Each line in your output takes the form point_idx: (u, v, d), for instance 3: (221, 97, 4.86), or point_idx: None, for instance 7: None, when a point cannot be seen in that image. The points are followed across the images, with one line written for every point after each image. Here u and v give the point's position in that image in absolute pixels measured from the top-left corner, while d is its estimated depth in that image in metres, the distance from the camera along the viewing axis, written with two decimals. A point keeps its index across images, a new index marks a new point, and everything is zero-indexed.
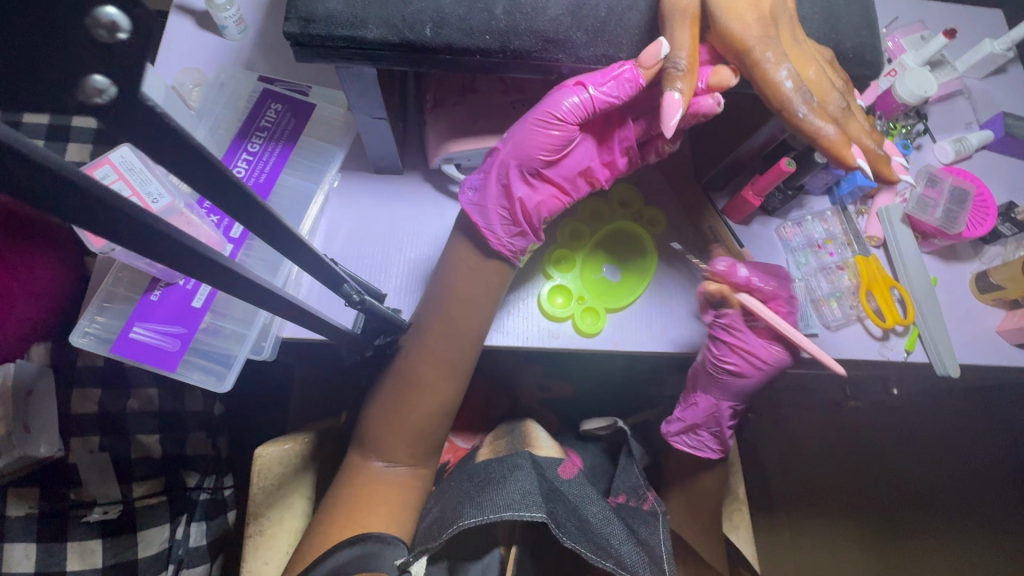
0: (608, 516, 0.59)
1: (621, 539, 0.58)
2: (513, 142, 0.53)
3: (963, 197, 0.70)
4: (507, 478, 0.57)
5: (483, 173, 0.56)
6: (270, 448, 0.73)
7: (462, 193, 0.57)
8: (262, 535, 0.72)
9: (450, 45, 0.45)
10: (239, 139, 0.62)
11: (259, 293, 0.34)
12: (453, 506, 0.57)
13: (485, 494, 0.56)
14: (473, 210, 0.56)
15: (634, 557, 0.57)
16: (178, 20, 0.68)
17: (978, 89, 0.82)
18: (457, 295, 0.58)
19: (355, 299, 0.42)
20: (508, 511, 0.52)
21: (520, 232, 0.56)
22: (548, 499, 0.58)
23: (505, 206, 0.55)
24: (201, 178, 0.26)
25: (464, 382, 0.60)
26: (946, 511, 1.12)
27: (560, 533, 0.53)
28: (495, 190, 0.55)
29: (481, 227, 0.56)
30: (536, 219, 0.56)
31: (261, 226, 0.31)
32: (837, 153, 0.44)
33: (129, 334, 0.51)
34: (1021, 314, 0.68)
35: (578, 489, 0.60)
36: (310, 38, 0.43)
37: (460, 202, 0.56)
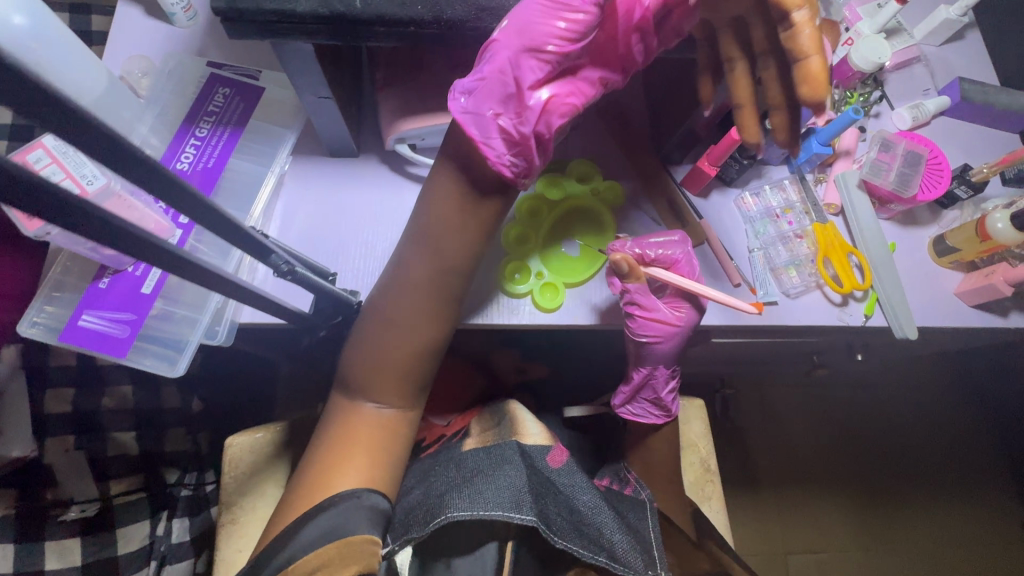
0: (598, 505, 0.61)
1: (613, 528, 0.60)
2: (514, 33, 0.45)
3: (917, 160, 0.70)
4: (496, 472, 0.57)
5: (478, 74, 0.46)
6: (241, 437, 0.74)
7: (452, 98, 0.46)
8: (234, 523, 0.73)
9: (381, 15, 0.44)
10: (187, 125, 0.62)
11: (186, 266, 0.34)
12: (438, 494, 0.57)
13: (474, 485, 0.56)
14: (467, 119, 0.46)
15: (624, 544, 0.59)
16: (126, 9, 0.67)
17: (935, 55, 0.83)
18: (434, 241, 0.53)
19: (286, 270, 0.41)
20: (497, 510, 0.52)
21: (523, 148, 0.48)
22: (539, 494, 0.57)
23: (506, 115, 0.47)
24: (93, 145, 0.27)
25: (443, 348, 0.58)
26: (918, 475, 1.15)
27: (551, 534, 0.53)
28: (494, 92, 0.46)
29: (480, 139, 0.46)
30: (542, 132, 0.48)
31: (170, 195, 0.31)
32: (817, 83, 0.44)
33: (78, 322, 0.51)
34: (976, 275, 0.69)
35: (570, 478, 0.62)
36: (237, 13, 0.43)
37: (451, 109, 0.45)
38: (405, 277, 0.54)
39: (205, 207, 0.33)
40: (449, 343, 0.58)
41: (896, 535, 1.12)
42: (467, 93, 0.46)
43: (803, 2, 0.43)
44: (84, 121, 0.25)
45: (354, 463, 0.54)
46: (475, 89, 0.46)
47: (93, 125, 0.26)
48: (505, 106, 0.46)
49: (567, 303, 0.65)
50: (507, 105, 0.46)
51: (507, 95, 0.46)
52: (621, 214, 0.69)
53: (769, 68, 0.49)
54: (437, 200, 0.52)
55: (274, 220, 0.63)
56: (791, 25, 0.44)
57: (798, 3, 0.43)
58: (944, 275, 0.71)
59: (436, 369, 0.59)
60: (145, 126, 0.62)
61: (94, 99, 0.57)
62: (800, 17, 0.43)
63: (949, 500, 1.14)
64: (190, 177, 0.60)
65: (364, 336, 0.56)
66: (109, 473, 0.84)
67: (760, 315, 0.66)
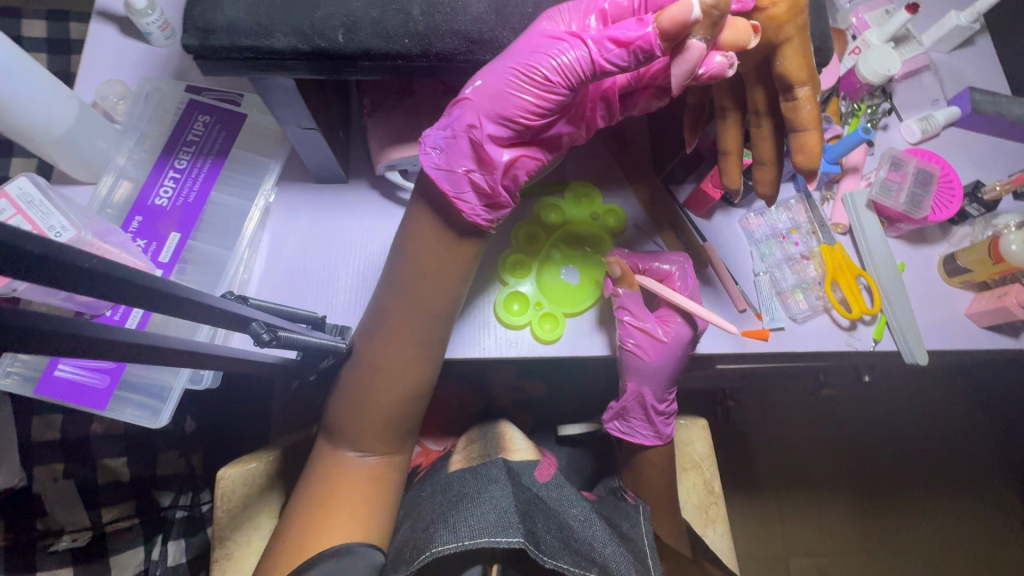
0: (589, 517, 0.59)
1: (604, 540, 0.57)
2: (489, 95, 0.42)
3: (928, 179, 0.68)
4: (481, 494, 0.55)
5: (450, 129, 0.44)
6: (232, 469, 0.72)
7: (423, 152, 0.45)
8: (228, 558, 0.71)
9: (366, 51, 0.41)
10: (165, 156, 0.59)
11: (142, 355, 0.31)
12: (425, 528, 0.54)
13: (457, 512, 0.53)
14: (439, 176, 0.45)
15: (619, 560, 0.56)
16: (98, 28, 0.63)
17: (944, 63, 0.80)
18: (417, 287, 0.52)
19: (267, 337, 0.37)
20: (485, 536, 0.49)
21: (496, 202, 0.47)
22: (526, 513, 0.54)
23: (479, 172, 0.46)
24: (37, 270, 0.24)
25: (430, 383, 0.56)
26: (925, 483, 1.13)
27: (540, 554, 0.49)
28: (467, 150, 0.45)
29: (451, 198, 0.45)
30: (516, 187, 0.47)
31: (131, 297, 0.28)
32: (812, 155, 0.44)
33: (54, 371, 0.49)
34: (989, 296, 0.67)
35: (558, 491, 0.60)
36: (211, 50, 0.40)
37: (423, 167, 0.45)
38: (396, 306, 0.53)
39: (172, 297, 0.30)
40: (432, 386, 0.56)
41: (901, 540, 1.10)
42: (439, 149, 0.45)
43: (808, 79, 0.43)
44: (20, 249, 0.22)
45: (335, 521, 0.52)
46: (447, 146, 0.45)
47: (33, 252, 0.23)
48: (478, 162, 0.45)
49: (566, 334, 0.63)
50: (480, 162, 0.45)
51: (480, 154, 0.45)
52: (622, 238, 0.67)
53: (762, 127, 0.47)
54: (423, 241, 0.51)
55: (261, 254, 0.60)
56: (792, 98, 0.43)
57: (801, 80, 0.42)
58: (954, 295, 0.69)
59: (422, 413, 0.58)
60: (122, 156, 0.60)
61: (68, 128, 0.54)
62: (802, 92, 0.43)
63: (957, 509, 1.12)
64: (170, 213, 0.58)
65: (359, 369, 0.54)
66: (100, 502, 0.81)
67: (764, 341, 0.64)
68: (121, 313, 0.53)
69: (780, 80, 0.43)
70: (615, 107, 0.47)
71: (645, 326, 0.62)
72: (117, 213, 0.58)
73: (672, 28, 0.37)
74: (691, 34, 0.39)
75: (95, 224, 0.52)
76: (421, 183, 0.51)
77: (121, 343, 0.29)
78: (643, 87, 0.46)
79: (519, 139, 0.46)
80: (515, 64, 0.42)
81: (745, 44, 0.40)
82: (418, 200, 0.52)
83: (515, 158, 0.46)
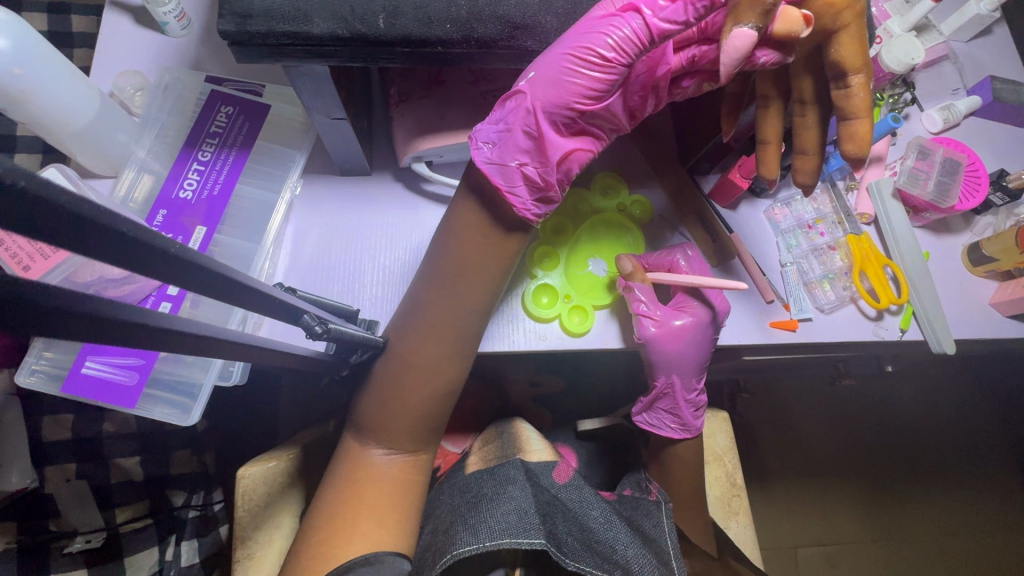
0: (609, 518, 0.57)
1: (627, 542, 0.55)
2: (544, 83, 0.43)
3: (955, 168, 0.68)
4: (500, 495, 0.54)
5: (503, 123, 0.46)
6: (253, 468, 0.69)
7: (476, 147, 0.47)
8: (250, 559, 0.69)
9: (406, 36, 0.41)
10: (188, 148, 0.58)
11: (206, 346, 0.31)
12: (446, 528, 0.53)
13: (478, 514, 0.52)
14: (492, 170, 0.46)
15: (641, 561, 0.54)
16: (113, 18, 0.62)
17: (964, 52, 0.79)
18: (451, 283, 0.51)
19: (319, 330, 0.37)
20: (506, 538, 0.48)
21: (548, 193, 0.48)
22: (546, 514, 0.53)
23: (533, 163, 0.46)
24: (128, 260, 0.23)
25: (462, 376, 0.55)
26: (937, 473, 1.14)
27: (563, 556, 0.49)
28: (519, 143, 0.46)
29: (505, 191, 0.46)
30: (568, 177, 0.48)
31: (207, 285, 0.28)
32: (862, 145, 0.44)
33: (82, 368, 0.48)
34: (1014, 284, 0.67)
35: (579, 492, 0.58)
36: (248, 36, 0.39)
37: (476, 161, 0.46)
38: (432, 298, 0.52)
39: (241, 287, 0.30)
40: (462, 383, 0.56)
41: (911, 528, 1.10)
42: (492, 143, 0.46)
43: (863, 67, 0.42)
44: (119, 237, 0.22)
45: (362, 528, 0.51)
46: (500, 138, 0.46)
47: (131, 239, 0.23)
48: (530, 154, 0.46)
49: (596, 326, 0.62)
50: (534, 152, 0.46)
51: (534, 144, 0.46)
52: (649, 229, 0.66)
53: (806, 117, 0.46)
54: (460, 233, 0.51)
55: (285, 247, 0.59)
56: (845, 86, 0.43)
57: (857, 68, 0.42)
58: (978, 285, 0.69)
59: (449, 413, 0.57)
60: (143, 149, 0.58)
61: (88, 121, 0.53)
62: (856, 80, 0.43)
63: (968, 498, 1.13)
64: (195, 206, 0.57)
65: (392, 363, 0.53)
66: (115, 501, 0.79)
67: (792, 331, 0.64)
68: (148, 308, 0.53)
69: (833, 67, 0.43)
70: (664, 92, 0.47)
71: (659, 315, 0.61)
72: (140, 208, 0.57)
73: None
74: (741, 19, 0.38)
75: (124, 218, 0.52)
76: (468, 177, 0.51)
77: (191, 334, 0.29)
78: (696, 72, 0.46)
79: (570, 129, 0.46)
80: (566, 51, 0.42)
81: (797, 34, 0.39)
82: (462, 190, 0.51)
83: (566, 148, 0.46)
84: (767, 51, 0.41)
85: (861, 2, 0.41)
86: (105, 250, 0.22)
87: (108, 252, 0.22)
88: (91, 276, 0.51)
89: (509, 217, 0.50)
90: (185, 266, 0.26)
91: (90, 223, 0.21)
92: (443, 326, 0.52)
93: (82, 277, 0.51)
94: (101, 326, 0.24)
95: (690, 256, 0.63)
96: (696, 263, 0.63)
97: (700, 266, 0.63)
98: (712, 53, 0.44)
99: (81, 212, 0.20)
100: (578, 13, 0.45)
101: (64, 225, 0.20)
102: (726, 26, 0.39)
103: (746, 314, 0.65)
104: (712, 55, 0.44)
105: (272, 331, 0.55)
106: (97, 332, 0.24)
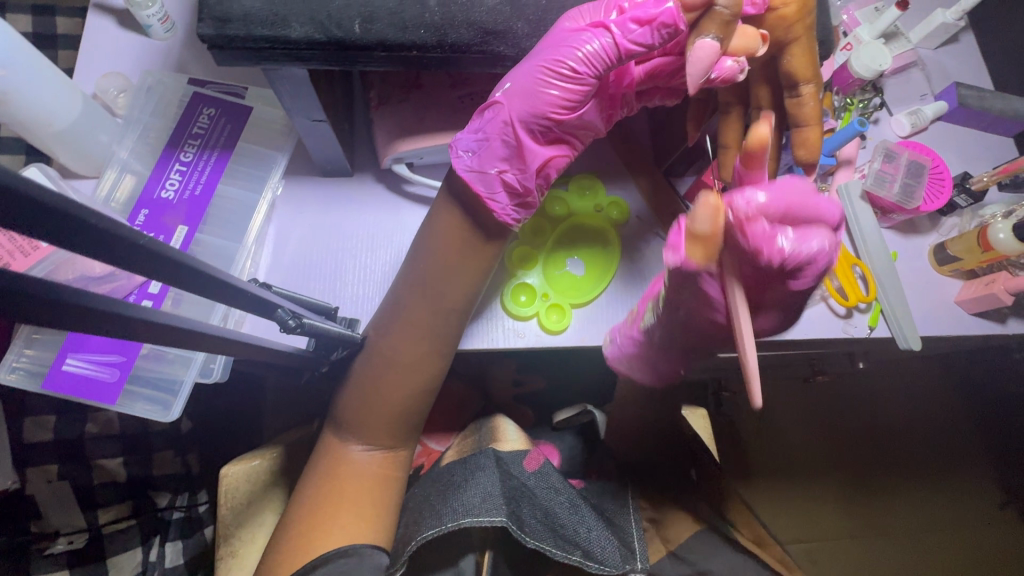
0: (576, 503, 0.57)
1: (589, 525, 0.56)
2: (520, 94, 0.45)
3: (920, 171, 0.70)
4: (469, 480, 0.56)
5: (481, 132, 0.47)
6: (236, 466, 0.69)
7: (456, 155, 0.48)
8: (234, 556, 0.68)
9: (382, 41, 0.42)
10: (171, 149, 0.59)
11: (184, 340, 0.32)
12: (415, 517, 0.56)
13: (446, 500, 0.54)
14: (472, 177, 0.47)
15: (603, 544, 0.55)
16: (97, 20, 0.62)
17: (931, 59, 0.82)
18: (429, 283, 0.53)
19: (292, 324, 0.39)
20: (466, 518, 0.51)
21: (527, 198, 0.49)
22: (511, 499, 0.55)
23: (511, 171, 0.47)
24: (104, 252, 0.24)
25: (441, 374, 0.56)
26: (912, 469, 1.16)
27: (523, 535, 0.51)
28: (498, 151, 0.47)
29: (485, 198, 0.47)
30: (547, 184, 0.49)
31: (184, 280, 0.29)
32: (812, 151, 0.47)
33: (61, 367, 0.48)
34: (977, 283, 0.69)
35: (546, 481, 0.58)
36: (226, 40, 0.40)
37: (456, 169, 0.47)
38: (411, 297, 0.53)
39: (218, 283, 0.31)
40: (441, 382, 0.57)
41: (887, 522, 1.13)
42: (471, 151, 0.47)
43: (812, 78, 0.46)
44: (93, 231, 0.23)
45: (341, 521, 0.52)
46: (479, 147, 0.47)
47: (106, 232, 0.24)
48: (509, 161, 0.47)
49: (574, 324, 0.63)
50: (512, 161, 0.47)
51: (512, 153, 0.47)
52: (627, 229, 0.67)
53: None
54: (437, 233, 0.52)
55: (266, 247, 0.60)
56: (797, 95, 0.46)
57: (806, 78, 0.45)
58: (944, 283, 0.71)
59: (428, 410, 0.58)
60: (125, 150, 0.59)
61: (71, 122, 0.54)
62: (805, 89, 0.46)
63: (942, 492, 1.16)
64: (177, 206, 0.58)
65: (372, 360, 0.54)
66: (96, 503, 0.79)
67: None
68: None
69: (786, 76, 0.46)
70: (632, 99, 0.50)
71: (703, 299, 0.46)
72: (122, 207, 0.58)
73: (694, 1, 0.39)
74: (705, 32, 0.40)
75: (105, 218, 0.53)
76: (448, 182, 0.52)
77: (169, 328, 0.30)
78: (659, 81, 0.49)
79: (548, 137, 0.48)
80: (540, 63, 0.44)
81: (754, 51, 0.42)
82: (442, 195, 0.53)
83: (544, 156, 0.48)
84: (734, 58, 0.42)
85: (811, 16, 0.44)
86: (84, 242, 0.23)
87: (87, 244, 0.23)
88: (73, 277, 0.52)
89: (486, 218, 0.51)
90: (166, 262, 0.27)
91: (72, 216, 0.22)
92: (420, 323, 0.53)
93: (65, 276, 0.53)
94: (81, 315, 0.25)
95: (816, 254, 0.38)
96: (817, 262, 0.39)
97: (819, 271, 0.39)
98: (672, 65, 0.47)
99: (57, 204, 0.21)
100: (550, 19, 0.46)
101: (47, 218, 0.21)
102: (690, 39, 0.40)
103: None
104: (672, 66, 0.47)
105: (254, 326, 0.55)
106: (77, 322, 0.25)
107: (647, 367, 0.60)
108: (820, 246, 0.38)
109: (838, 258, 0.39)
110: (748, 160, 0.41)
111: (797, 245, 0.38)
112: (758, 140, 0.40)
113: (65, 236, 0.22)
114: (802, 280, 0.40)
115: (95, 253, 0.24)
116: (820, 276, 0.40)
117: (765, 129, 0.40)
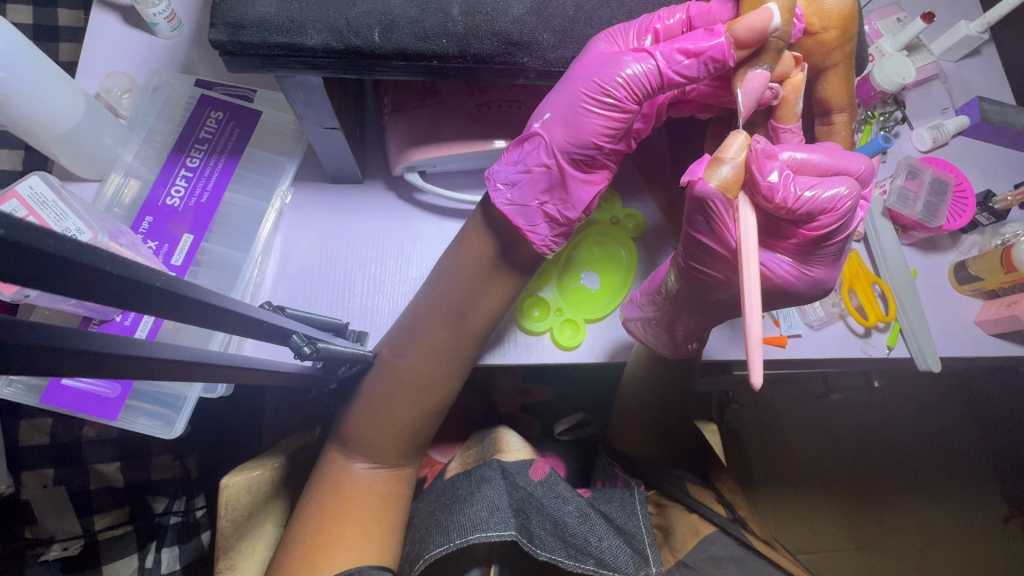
0: (585, 514, 0.54)
1: (603, 535, 0.54)
2: (562, 124, 0.44)
3: (943, 188, 0.70)
4: (475, 493, 0.53)
5: (521, 165, 0.46)
6: (238, 477, 0.57)
7: (495, 188, 0.47)
8: (233, 571, 0.57)
9: (402, 50, 0.42)
10: (177, 154, 0.57)
11: (195, 371, 0.31)
12: (422, 531, 0.54)
13: (453, 515, 0.52)
14: (512, 210, 0.47)
15: (616, 553, 0.52)
16: (100, 16, 0.60)
17: (952, 72, 0.80)
18: (445, 301, 0.51)
19: (308, 351, 0.38)
20: (475, 533, 0.49)
21: (568, 228, 0.48)
22: (518, 510, 0.54)
23: (553, 203, 0.47)
24: (109, 295, 0.23)
25: (454, 394, 0.55)
26: (917, 483, 1.15)
27: (533, 548, 0.50)
28: (539, 183, 0.46)
29: (525, 230, 0.46)
30: (586, 213, 0.48)
31: (193, 316, 0.28)
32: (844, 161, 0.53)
33: (61, 383, 0.48)
34: (998, 304, 0.68)
35: (553, 490, 0.55)
36: (240, 46, 0.40)
37: (496, 203, 0.46)
38: (426, 310, 0.52)
39: (228, 314, 0.30)
40: (452, 399, 0.55)
41: (890, 531, 1.11)
42: (510, 184, 0.46)
43: (846, 106, 0.51)
44: (100, 275, 0.22)
45: (347, 540, 0.50)
46: (518, 179, 0.46)
47: (120, 258, 0.23)
48: (551, 193, 0.46)
49: (587, 340, 0.62)
50: (553, 193, 0.46)
51: (554, 182, 0.46)
52: (641, 241, 0.65)
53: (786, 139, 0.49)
54: (463, 247, 0.51)
55: (274, 256, 0.58)
56: (830, 122, 0.52)
57: (841, 106, 0.51)
58: (963, 302, 0.70)
59: (435, 430, 0.56)
60: (128, 153, 0.57)
61: (71, 125, 0.51)
62: (839, 118, 0.52)
63: (947, 507, 1.14)
64: (182, 214, 0.56)
65: (383, 374, 0.53)
66: (92, 508, 0.75)
67: (783, 347, 0.64)
68: (131, 319, 0.53)
69: (827, 102, 0.51)
70: (663, 111, 0.50)
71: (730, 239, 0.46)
72: (125, 213, 0.56)
73: (749, 36, 0.39)
74: (759, 62, 0.41)
75: (108, 225, 0.50)
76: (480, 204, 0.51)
77: (175, 362, 0.29)
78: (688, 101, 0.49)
79: (590, 165, 0.47)
80: (583, 91, 0.43)
81: (788, 75, 0.44)
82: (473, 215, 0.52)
83: (586, 184, 0.47)
84: (772, 86, 0.44)
85: (851, 43, 0.48)
86: (87, 287, 0.22)
87: (82, 286, 0.22)
88: (71, 303, 0.48)
89: (517, 254, 0.50)
90: (180, 298, 0.26)
91: (72, 264, 0.21)
92: (432, 337, 0.52)
93: (64, 303, 0.48)
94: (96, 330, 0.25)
95: (830, 200, 0.43)
96: (832, 208, 0.44)
97: (832, 217, 0.44)
98: (704, 90, 0.47)
99: None
100: (572, 34, 0.46)
101: (53, 270, 0.20)
102: (741, 68, 0.42)
103: (733, 328, 0.65)
104: (704, 91, 0.47)
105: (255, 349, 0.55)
106: (83, 364, 0.24)
107: (664, 332, 0.59)
108: (836, 194, 0.43)
109: (853, 205, 0.44)
110: (784, 107, 0.45)
111: (812, 190, 0.43)
112: (793, 89, 0.45)
113: (67, 285, 0.21)
114: (814, 224, 0.45)
115: (104, 300, 0.23)
116: (833, 222, 0.44)
117: (800, 78, 0.45)
